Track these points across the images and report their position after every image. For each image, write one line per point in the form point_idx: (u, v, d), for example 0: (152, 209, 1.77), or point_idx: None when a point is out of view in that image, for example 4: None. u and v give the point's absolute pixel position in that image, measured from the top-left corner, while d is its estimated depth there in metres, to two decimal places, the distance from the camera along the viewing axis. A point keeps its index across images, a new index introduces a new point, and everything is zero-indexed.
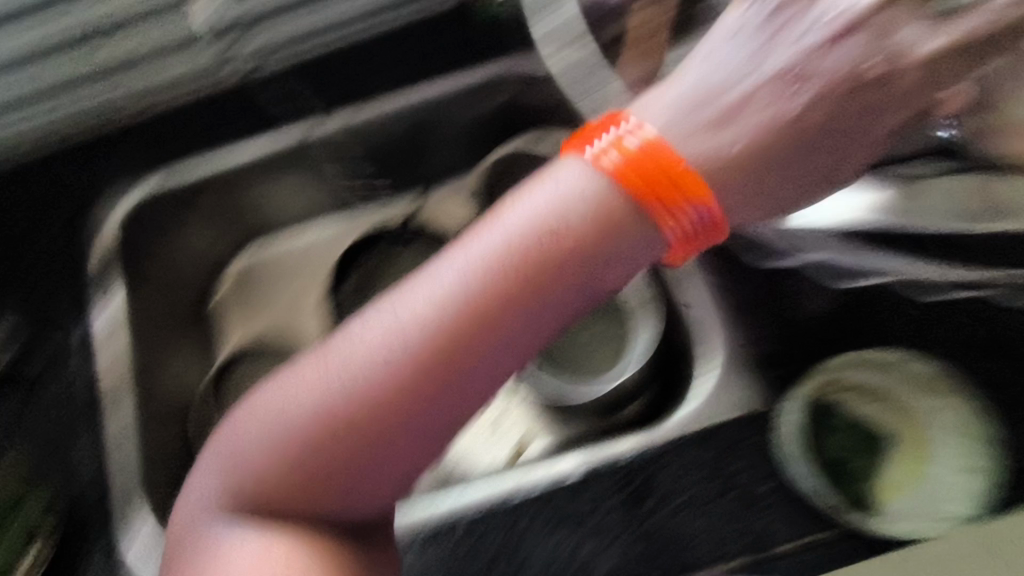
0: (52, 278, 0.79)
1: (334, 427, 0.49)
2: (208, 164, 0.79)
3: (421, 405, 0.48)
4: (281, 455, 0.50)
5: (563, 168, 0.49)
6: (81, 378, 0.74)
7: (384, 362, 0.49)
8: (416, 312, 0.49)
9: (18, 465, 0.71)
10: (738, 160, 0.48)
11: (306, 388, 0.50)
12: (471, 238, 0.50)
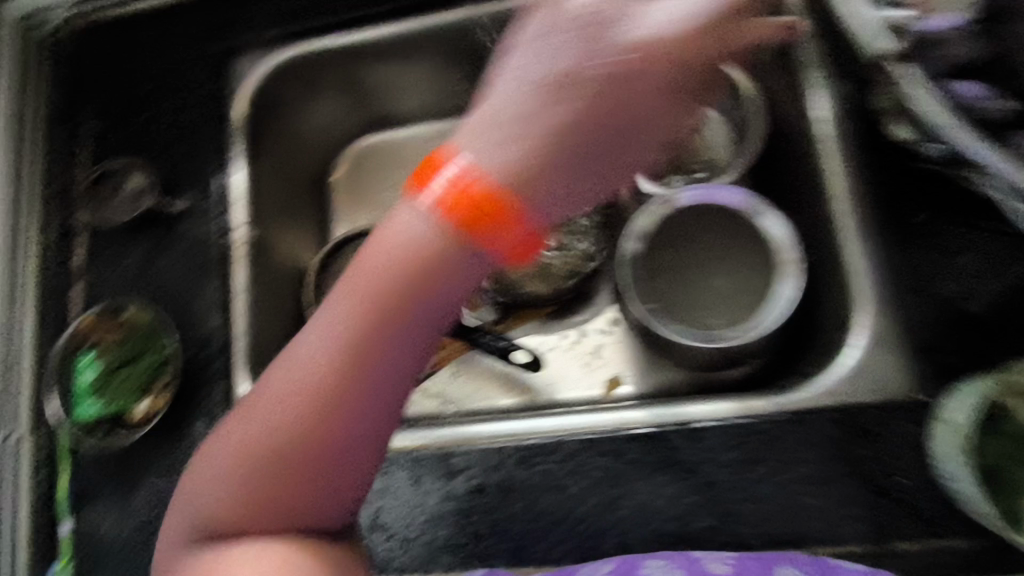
0: (182, 137, 0.76)
1: (287, 428, 0.43)
2: (350, 36, 0.81)
3: (340, 419, 0.43)
4: (238, 470, 0.44)
5: (403, 212, 0.44)
6: (207, 235, 0.72)
7: (319, 366, 0.43)
8: (299, 357, 0.44)
9: (146, 308, 0.69)
10: (525, 176, 0.42)
11: (223, 442, 0.45)
12: (338, 285, 0.45)
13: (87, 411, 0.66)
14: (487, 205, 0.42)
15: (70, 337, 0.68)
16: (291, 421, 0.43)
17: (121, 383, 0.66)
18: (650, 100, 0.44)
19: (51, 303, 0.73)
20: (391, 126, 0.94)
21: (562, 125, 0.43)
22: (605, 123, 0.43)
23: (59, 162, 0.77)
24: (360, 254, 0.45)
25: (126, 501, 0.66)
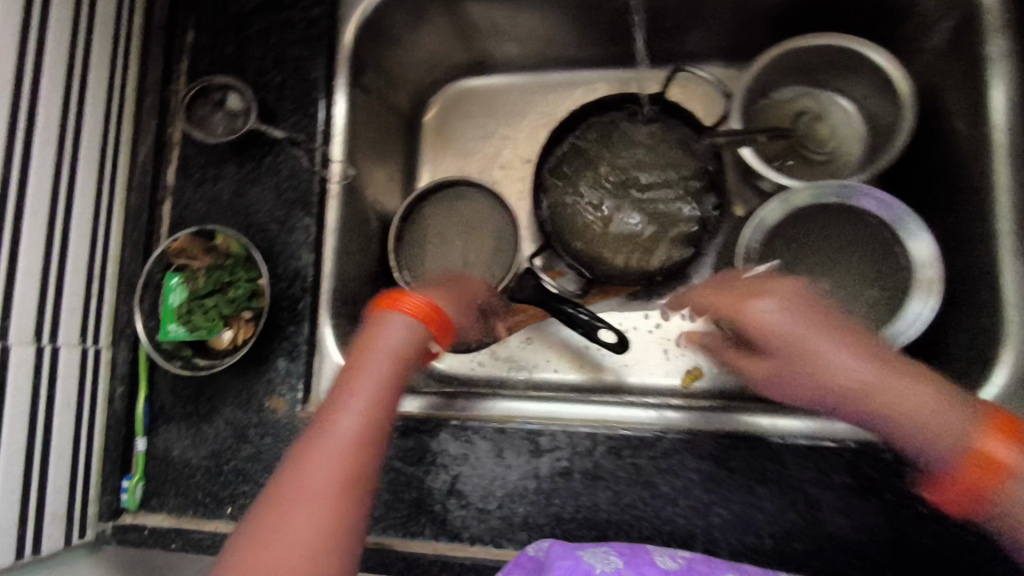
0: (282, 60, 0.72)
1: (311, 501, 0.44)
2: None
3: (361, 479, 0.46)
4: (279, 552, 0.42)
5: (378, 328, 0.52)
6: (295, 170, 0.69)
7: (328, 445, 0.46)
8: (311, 442, 0.47)
9: (231, 237, 0.65)
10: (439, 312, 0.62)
11: (248, 536, 0.44)
12: (337, 388, 0.50)
13: (173, 334, 0.63)
14: (438, 319, 0.53)
15: (159, 255, 0.65)
16: (315, 493, 0.44)
17: (210, 310, 0.63)
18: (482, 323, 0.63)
19: (139, 218, 0.71)
20: (493, 72, 0.90)
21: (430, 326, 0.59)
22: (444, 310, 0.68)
23: (154, 71, 0.73)
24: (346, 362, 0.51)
25: (202, 430, 0.66)
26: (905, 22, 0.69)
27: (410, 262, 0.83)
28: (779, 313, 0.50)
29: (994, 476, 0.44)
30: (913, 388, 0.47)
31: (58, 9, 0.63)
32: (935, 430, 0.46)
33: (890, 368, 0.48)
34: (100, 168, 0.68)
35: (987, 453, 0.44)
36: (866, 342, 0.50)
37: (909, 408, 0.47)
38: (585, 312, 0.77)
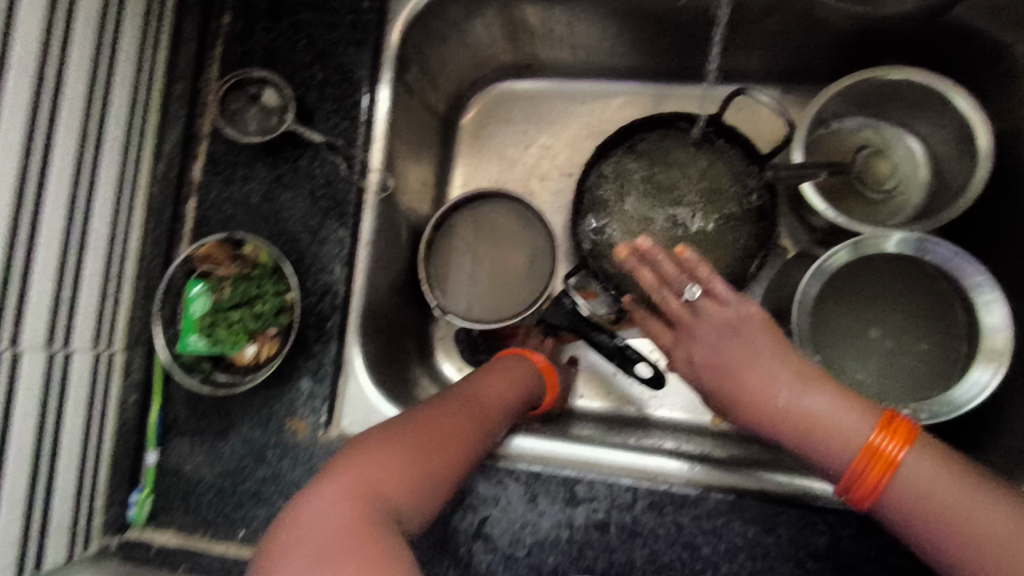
0: (322, 55, 0.67)
1: (444, 424, 0.52)
2: None
3: (475, 433, 0.54)
4: (404, 446, 0.49)
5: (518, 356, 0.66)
6: (330, 177, 0.65)
7: (471, 397, 0.56)
8: (451, 394, 0.56)
9: (260, 247, 0.61)
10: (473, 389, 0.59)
11: (381, 431, 0.50)
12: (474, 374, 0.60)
13: (192, 345, 0.59)
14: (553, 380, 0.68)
15: (183, 260, 0.61)
16: (449, 422, 0.53)
17: (235, 324, 0.60)
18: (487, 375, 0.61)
19: (161, 215, 0.66)
20: (540, 76, 0.85)
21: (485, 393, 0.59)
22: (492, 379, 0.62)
23: (185, 56, 0.68)
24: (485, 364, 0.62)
25: (217, 447, 0.62)
26: (995, 63, 0.64)
27: (439, 273, 0.79)
28: (698, 351, 0.57)
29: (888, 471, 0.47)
30: (809, 394, 0.51)
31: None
32: (820, 432, 0.49)
33: (790, 391, 0.51)
34: (124, 160, 0.63)
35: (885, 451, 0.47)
36: (773, 365, 0.52)
37: (802, 410, 0.50)
38: (621, 339, 0.75)
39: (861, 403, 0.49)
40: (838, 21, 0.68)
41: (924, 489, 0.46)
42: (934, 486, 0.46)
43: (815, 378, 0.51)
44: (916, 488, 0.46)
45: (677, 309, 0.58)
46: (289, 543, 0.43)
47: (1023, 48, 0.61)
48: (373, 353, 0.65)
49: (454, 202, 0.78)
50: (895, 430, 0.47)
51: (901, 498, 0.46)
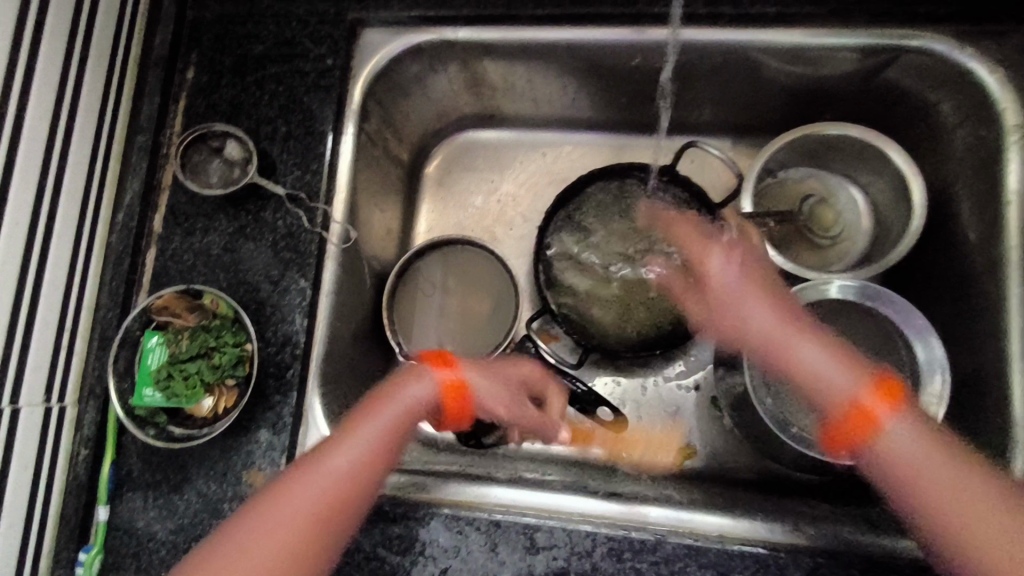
0: (285, 108, 0.68)
1: (306, 505, 0.48)
2: (497, 33, 0.70)
3: (341, 508, 0.49)
4: (255, 555, 0.46)
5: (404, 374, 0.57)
6: (291, 228, 0.65)
7: (339, 458, 0.50)
8: (319, 454, 0.50)
9: (217, 297, 0.61)
10: (357, 438, 0.52)
11: (237, 529, 0.47)
12: (356, 417, 0.53)
13: (148, 399, 0.59)
14: (461, 399, 0.59)
15: (140, 312, 0.61)
16: (312, 503, 0.48)
17: (191, 376, 0.59)
18: (368, 422, 0.53)
19: (118, 266, 0.66)
20: (502, 127, 0.87)
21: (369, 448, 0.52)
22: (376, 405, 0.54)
23: (148, 110, 0.69)
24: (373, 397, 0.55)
25: (171, 502, 0.61)
26: (922, 121, 0.69)
27: (403, 319, 0.79)
28: (728, 270, 0.62)
29: (872, 426, 0.50)
30: (817, 349, 0.55)
31: (49, 48, 0.59)
32: (816, 382, 0.54)
33: (804, 333, 0.57)
34: (81, 212, 0.63)
35: (868, 409, 0.50)
36: (799, 324, 0.57)
37: (799, 356, 0.55)
38: (581, 385, 0.76)
39: (856, 364, 0.54)
40: (780, 79, 0.71)
41: (914, 452, 0.48)
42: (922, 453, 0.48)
43: (837, 347, 0.55)
44: (910, 452, 0.48)
45: (720, 256, 0.64)
46: None
47: (946, 108, 0.66)
48: (334, 402, 0.65)
49: (417, 250, 0.79)
50: (886, 390, 0.51)
51: (890, 461, 0.49)
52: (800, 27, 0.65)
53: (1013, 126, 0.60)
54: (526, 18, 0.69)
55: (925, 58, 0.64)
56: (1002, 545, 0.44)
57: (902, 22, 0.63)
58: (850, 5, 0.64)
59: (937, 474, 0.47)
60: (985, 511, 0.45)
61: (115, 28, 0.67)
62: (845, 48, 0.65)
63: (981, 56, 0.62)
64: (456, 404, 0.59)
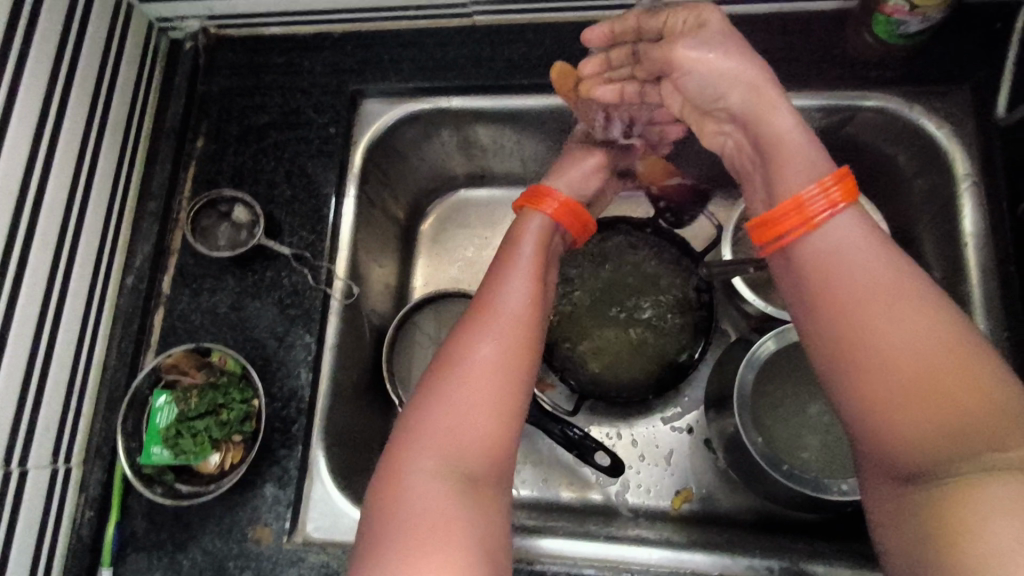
0: (288, 175, 0.72)
1: (498, 351, 0.54)
2: (486, 99, 0.74)
3: (523, 362, 0.55)
4: (460, 410, 0.51)
5: (525, 228, 0.65)
6: (296, 286, 0.68)
7: (501, 313, 0.57)
8: (484, 318, 0.56)
9: (225, 356, 0.63)
10: (499, 295, 0.58)
11: (430, 395, 0.52)
12: (502, 281, 0.59)
13: (156, 456, 0.60)
14: (577, 210, 0.68)
15: (150, 371, 0.62)
16: (501, 350, 0.54)
17: (199, 433, 0.61)
18: (514, 281, 0.59)
19: (128, 327, 0.68)
20: (494, 185, 0.91)
21: (524, 303, 0.58)
22: (510, 264, 0.61)
23: (159, 179, 0.73)
24: (510, 264, 0.61)
25: (176, 562, 0.61)
26: (883, 172, 0.73)
27: (402, 373, 0.80)
28: (699, 75, 0.56)
29: (807, 216, 0.48)
30: (799, 129, 0.52)
31: (68, 132, 0.63)
32: (779, 164, 0.52)
33: (787, 123, 0.52)
34: (92, 278, 0.66)
35: (805, 200, 0.49)
36: (776, 116, 0.53)
37: (781, 133, 0.52)
38: (578, 431, 0.77)
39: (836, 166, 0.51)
40: None
41: (846, 254, 0.46)
42: (860, 255, 0.46)
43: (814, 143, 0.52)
44: (855, 248, 0.46)
45: (683, 29, 0.56)
46: (379, 528, 0.47)
47: (903, 159, 0.71)
48: (337, 453, 0.66)
49: (416, 303, 0.81)
50: (847, 185, 0.48)
51: (819, 261, 0.47)
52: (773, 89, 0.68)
53: (964, 175, 0.65)
54: (513, 87, 0.73)
55: (883, 116, 0.68)
56: (922, 396, 0.41)
57: (861, 84, 0.67)
58: (809, 69, 0.68)
59: (879, 271, 0.45)
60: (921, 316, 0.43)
61: (128, 105, 0.71)
62: (812, 108, 0.68)
63: (932, 112, 0.66)
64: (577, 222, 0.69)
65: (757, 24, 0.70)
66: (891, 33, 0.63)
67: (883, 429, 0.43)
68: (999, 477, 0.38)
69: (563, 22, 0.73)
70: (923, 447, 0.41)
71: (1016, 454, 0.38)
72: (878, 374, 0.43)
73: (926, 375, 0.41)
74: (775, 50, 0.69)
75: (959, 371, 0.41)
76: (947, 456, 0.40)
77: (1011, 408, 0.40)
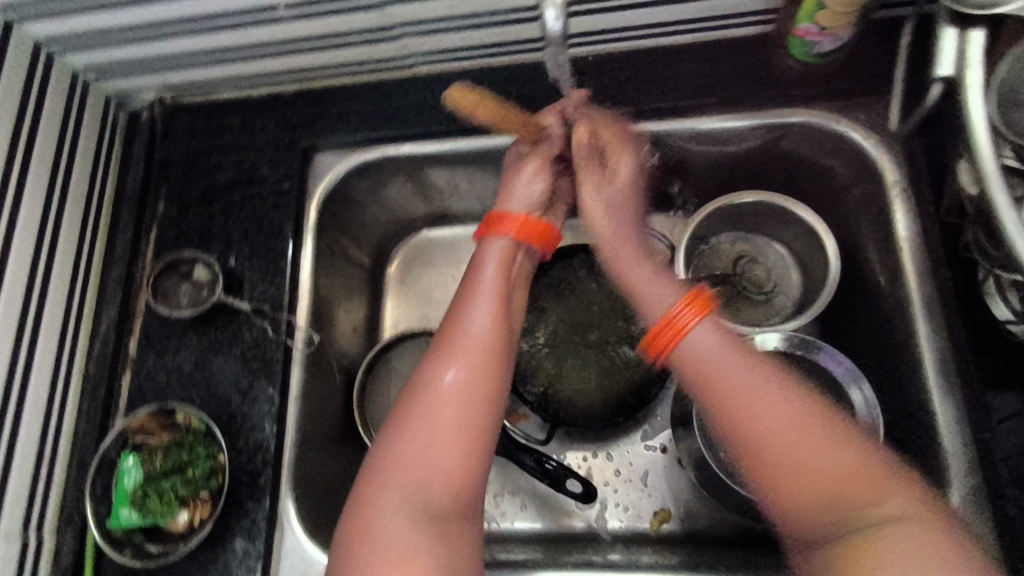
0: (246, 231, 0.74)
1: (464, 381, 0.53)
2: (435, 144, 0.76)
3: (490, 393, 0.53)
4: (425, 448, 0.51)
5: (488, 245, 0.61)
6: (259, 338, 0.70)
7: (467, 342, 0.55)
8: (447, 348, 0.55)
9: (189, 415, 0.65)
10: (464, 324, 0.56)
11: (396, 432, 0.52)
12: (467, 308, 0.57)
13: (125, 518, 0.61)
14: (536, 223, 0.63)
15: (117, 434, 0.64)
16: (465, 383, 0.53)
17: (166, 492, 0.62)
18: (478, 306, 0.57)
19: (97, 392, 0.70)
20: (455, 223, 0.91)
21: (490, 329, 0.56)
22: (474, 287, 0.59)
23: (122, 246, 0.75)
24: (475, 288, 0.58)
25: None
26: (826, 183, 0.75)
27: (375, 418, 0.79)
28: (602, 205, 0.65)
29: (681, 334, 0.51)
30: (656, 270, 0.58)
31: (27, 213, 0.66)
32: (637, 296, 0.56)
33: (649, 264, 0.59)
34: (58, 348, 0.68)
35: (679, 320, 0.51)
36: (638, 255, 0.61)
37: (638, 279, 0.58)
38: (551, 461, 0.78)
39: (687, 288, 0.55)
40: (703, 159, 0.76)
41: (717, 349, 0.49)
42: (734, 363, 0.48)
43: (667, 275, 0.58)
44: (728, 355, 0.48)
45: (630, 158, 0.67)
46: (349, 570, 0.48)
47: (842, 169, 0.73)
48: (307, 502, 0.67)
49: (384, 343, 0.80)
50: (703, 304, 0.52)
51: (695, 364, 0.49)
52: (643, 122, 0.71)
53: (895, 181, 0.67)
54: (459, 130, 0.76)
55: (814, 131, 0.70)
56: (810, 481, 0.44)
57: (789, 103, 0.70)
58: (738, 93, 0.71)
59: (759, 372, 0.47)
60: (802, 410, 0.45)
61: (88, 179, 0.74)
62: (746, 129, 0.71)
63: (858, 124, 0.69)
64: (546, 230, 0.64)
65: (685, 54, 0.73)
66: (807, 53, 0.65)
67: (775, 497, 0.45)
68: (881, 532, 0.41)
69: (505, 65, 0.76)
70: (811, 514, 0.44)
71: (885, 507, 0.42)
72: (766, 444, 0.45)
73: (804, 447, 0.44)
74: (705, 79, 0.72)
75: (830, 439, 0.44)
76: (833, 518, 0.43)
77: (876, 468, 0.44)
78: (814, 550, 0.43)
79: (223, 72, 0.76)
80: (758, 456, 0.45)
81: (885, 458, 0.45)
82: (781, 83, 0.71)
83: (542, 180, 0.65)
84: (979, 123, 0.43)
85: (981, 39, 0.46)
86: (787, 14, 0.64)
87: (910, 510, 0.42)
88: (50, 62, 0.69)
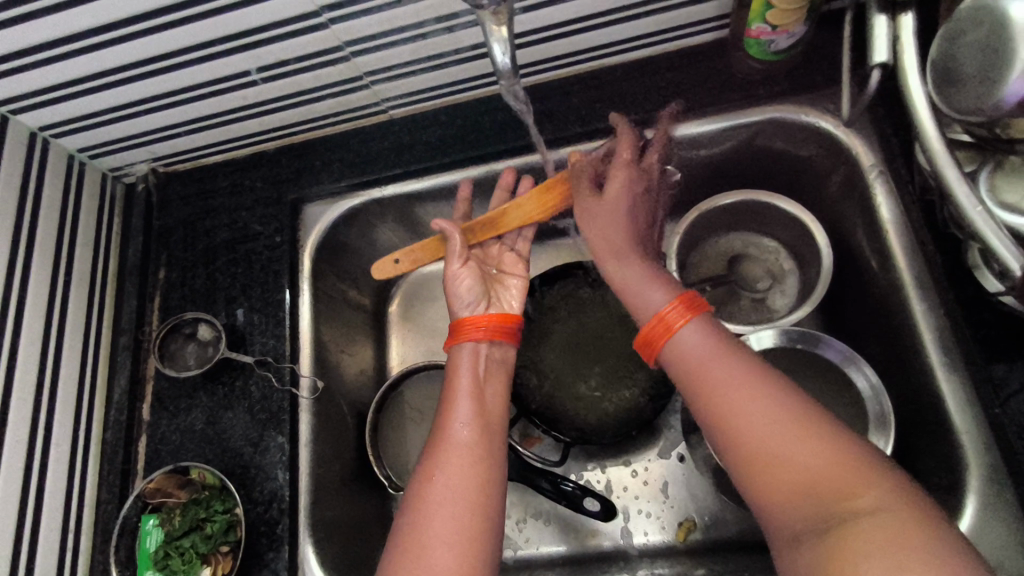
0: (244, 288, 0.76)
1: (451, 473, 0.56)
2: (417, 182, 0.78)
3: (480, 481, 0.56)
4: (424, 532, 0.53)
5: (456, 354, 0.66)
6: (262, 388, 0.72)
7: (450, 440, 0.59)
8: (434, 445, 0.59)
9: (203, 472, 0.67)
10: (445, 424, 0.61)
11: (401, 519, 0.55)
12: (448, 409, 0.62)
13: None
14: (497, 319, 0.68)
15: (136, 498, 0.66)
16: (451, 476, 0.56)
17: (186, 550, 0.64)
18: (456, 406, 0.62)
19: (114, 459, 0.72)
20: None
21: (473, 424, 0.60)
22: (450, 391, 0.63)
23: (128, 315, 0.78)
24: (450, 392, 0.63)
25: None
26: (807, 173, 0.75)
27: (389, 457, 0.80)
28: (630, 192, 0.64)
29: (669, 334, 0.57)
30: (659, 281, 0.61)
31: (36, 294, 0.69)
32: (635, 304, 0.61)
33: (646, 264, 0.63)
34: (75, 420, 0.70)
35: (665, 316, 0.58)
36: (638, 252, 0.64)
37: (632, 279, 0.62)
38: (568, 482, 0.77)
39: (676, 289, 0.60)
40: (681, 165, 0.77)
41: (702, 352, 0.55)
42: (720, 368, 0.53)
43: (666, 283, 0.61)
44: (710, 356, 0.54)
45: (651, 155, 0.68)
46: None
47: (818, 159, 0.73)
48: (328, 546, 0.68)
49: (391, 381, 0.81)
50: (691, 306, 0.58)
51: (681, 354, 0.56)
52: (580, 143, 0.74)
53: (870, 165, 0.67)
54: (439, 165, 0.77)
55: (784, 126, 0.71)
56: (794, 480, 0.47)
57: (756, 103, 0.71)
58: (704, 98, 0.72)
59: (737, 378, 0.52)
60: (778, 415, 0.49)
61: (91, 254, 0.77)
62: (712, 132, 0.72)
63: (826, 113, 0.69)
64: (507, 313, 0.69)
65: (646, 66, 0.74)
66: (765, 51, 0.67)
67: (777, 504, 0.48)
68: (858, 524, 0.42)
69: (477, 99, 0.78)
70: (801, 514, 0.46)
71: (865, 501, 0.43)
72: (747, 446, 0.49)
73: (769, 439, 0.48)
74: (669, 90, 0.73)
75: (800, 436, 0.47)
76: (816, 506, 0.45)
77: (849, 465, 0.45)
78: (802, 542, 0.45)
79: (208, 138, 0.79)
80: (745, 461, 0.49)
81: (872, 454, 0.47)
82: (745, 82, 0.71)
83: (467, 280, 0.70)
84: (920, 100, 0.48)
85: (911, 24, 0.50)
86: (738, 18, 0.66)
87: (888, 504, 0.43)
88: (44, 147, 0.73)
